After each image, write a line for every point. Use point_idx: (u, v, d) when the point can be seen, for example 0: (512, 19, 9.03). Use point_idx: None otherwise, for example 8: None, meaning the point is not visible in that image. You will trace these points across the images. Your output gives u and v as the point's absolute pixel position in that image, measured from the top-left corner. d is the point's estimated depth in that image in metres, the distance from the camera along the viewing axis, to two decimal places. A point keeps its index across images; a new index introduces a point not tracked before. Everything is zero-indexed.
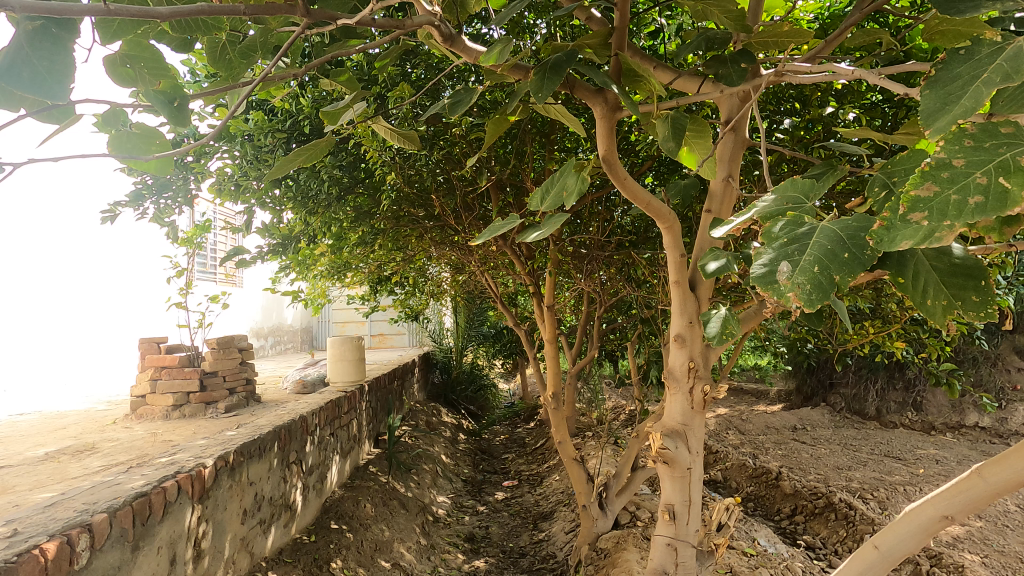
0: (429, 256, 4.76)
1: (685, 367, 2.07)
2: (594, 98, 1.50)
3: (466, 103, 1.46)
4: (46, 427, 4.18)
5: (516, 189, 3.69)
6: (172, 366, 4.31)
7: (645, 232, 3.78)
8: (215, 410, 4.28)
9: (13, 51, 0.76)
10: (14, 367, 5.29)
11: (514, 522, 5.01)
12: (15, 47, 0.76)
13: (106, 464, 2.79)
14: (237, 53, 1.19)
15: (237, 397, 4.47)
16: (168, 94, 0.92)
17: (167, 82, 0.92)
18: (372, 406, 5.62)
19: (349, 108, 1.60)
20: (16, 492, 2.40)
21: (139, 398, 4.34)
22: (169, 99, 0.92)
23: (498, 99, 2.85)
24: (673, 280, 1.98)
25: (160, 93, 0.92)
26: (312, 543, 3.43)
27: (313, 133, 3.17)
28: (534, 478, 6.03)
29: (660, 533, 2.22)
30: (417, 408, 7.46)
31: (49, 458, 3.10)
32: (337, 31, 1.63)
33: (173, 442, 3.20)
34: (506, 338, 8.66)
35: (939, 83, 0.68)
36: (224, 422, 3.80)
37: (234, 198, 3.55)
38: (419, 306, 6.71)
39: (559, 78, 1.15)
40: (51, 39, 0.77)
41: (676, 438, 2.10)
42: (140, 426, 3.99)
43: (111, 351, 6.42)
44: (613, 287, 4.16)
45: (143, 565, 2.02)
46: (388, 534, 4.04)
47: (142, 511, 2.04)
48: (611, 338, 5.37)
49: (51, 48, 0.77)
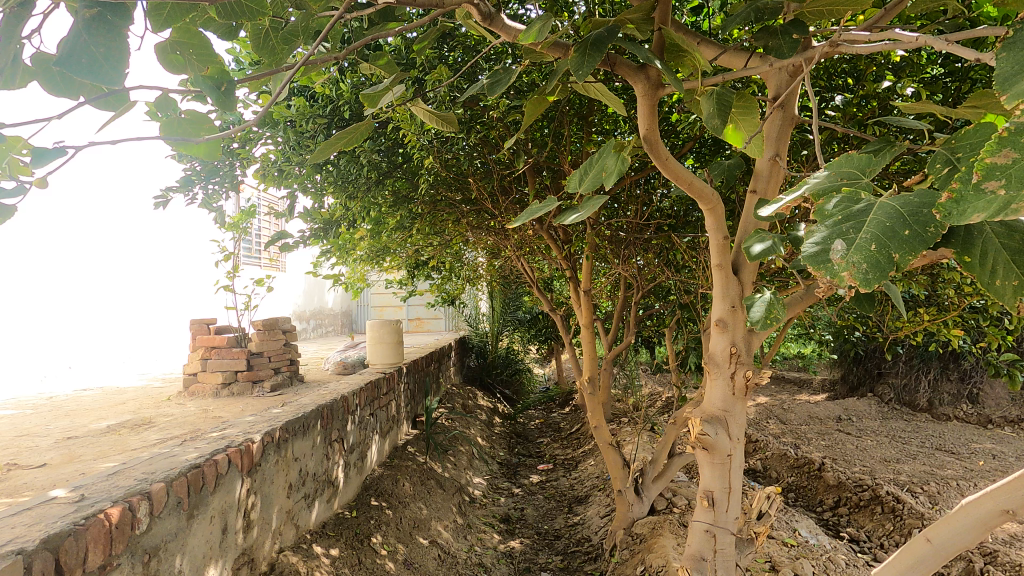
0: (466, 241, 4.78)
1: (726, 352, 2.02)
2: (635, 74, 1.46)
3: (504, 83, 1.43)
4: (107, 401, 4.43)
5: (554, 172, 3.66)
6: (221, 346, 4.50)
7: (684, 216, 3.70)
8: (261, 389, 4.44)
9: (71, 39, 0.78)
10: (77, 345, 5.60)
11: (549, 505, 5.04)
12: (73, 35, 0.78)
13: (162, 438, 2.94)
14: (280, 39, 1.19)
15: (281, 376, 4.63)
16: (216, 80, 0.96)
17: (214, 68, 0.94)
18: (410, 388, 5.72)
19: (388, 92, 1.60)
20: (83, 461, 2.57)
21: (191, 376, 4.54)
22: (216, 85, 0.96)
23: (535, 81, 2.82)
24: (715, 264, 1.94)
25: (208, 79, 0.95)
26: (353, 519, 3.54)
27: (353, 119, 3.20)
28: (569, 462, 6.04)
29: (698, 519, 2.20)
30: (453, 391, 7.55)
31: (111, 431, 3.29)
32: (377, 14, 1.62)
33: (223, 418, 3.35)
34: (542, 324, 8.64)
35: (1018, 45, 0.62)
36: (270, 401, 3.94)
37: (278, 182, 3.64)
38: (455, 291, 6.77)
39: (600, 55, 1.12)
40: (105, 24, 0.79)
41: (716, 425, 2.05)
42: (193, 403, 4.18)
43: (163, 331, 6.73)
44: (652, 273, 4.09)
45: (197, 533, 2.13)
46: (426, 513, 4.14)
47: (196, 482, 2.13)
48: (648, 324, 5.30)
49: (105, 34, 0.79)
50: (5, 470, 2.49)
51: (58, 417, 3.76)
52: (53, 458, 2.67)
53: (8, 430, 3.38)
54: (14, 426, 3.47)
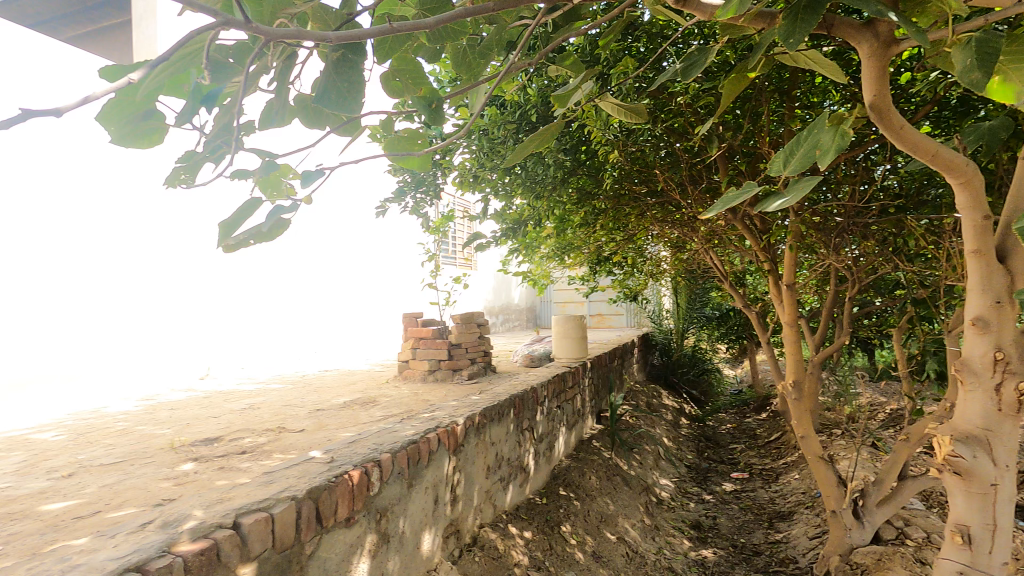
0: (650, 235, 4.65)
1: (989, 359, 1.64)
2: (860, 34, 1.25)
3: (699, 65, 1.36)
4: (343, 381, 5.28)
5: (749, 155, 3.36)
6: (427, 337, 5.05)
7: (919, 194, 3.11)
8: (460, 377, 4.88)
9: (324, 80, 0.94)
10: (319, 332, 6.79)
11: (745, 517, 4.66)
12: (326, 76, 0.94)
13: (385, 415, 3.41)
14: (475, 55, 1.27)
15: (477, 366, 5.03)
16: (427, 100, 1.03)
17: (428, 89, 1.05)
18: (594, 383, 5.76)
19: (577, 90, 1.62)
20: (329, 430, 3.10)
21: (404, 363, 5.18)
22: (429, 103, 1.04)
23: (730, 59, 2.62)
24: (972, 250, 1.59)
25: (422, 99, 1.04)
26: (544, 505, 3.70)
27: (540, 121, 3.33)
28: (769, 473, 5.51)
29: (949, 557, 1.83)
30: (637, 389, 7.42)
31: (347, 406, 3.92)
32: (562, 19, 1.66)
33: (431, 401, 3.77)
34: (733, 321, 8.02)
35: None
36: (468, 388, 4.32)
37: (473, 187, 3.96)
38: (638, 286, 6.63)
39: (817, 16, 0.98)
40: (348, 64, 0.94)
41: (974, 446, 1.68)
42: (406, 386, 4.77)
43: (381, 323, 7.79)
44: (874, 263, 3.52)
45: (415, 500, 2.41)
46: (613, 509, 4.14)
47: (413, 455, 2.41)
48: (867, 323, 4.57)
49: (348, 70, 0.94)
50: (277, 432, 3.11)
51: (309, 392, 4.59)
52: (308, 425, 3.27)
53: (277, 400, 4.23)
54: (281, 397, 4.34)
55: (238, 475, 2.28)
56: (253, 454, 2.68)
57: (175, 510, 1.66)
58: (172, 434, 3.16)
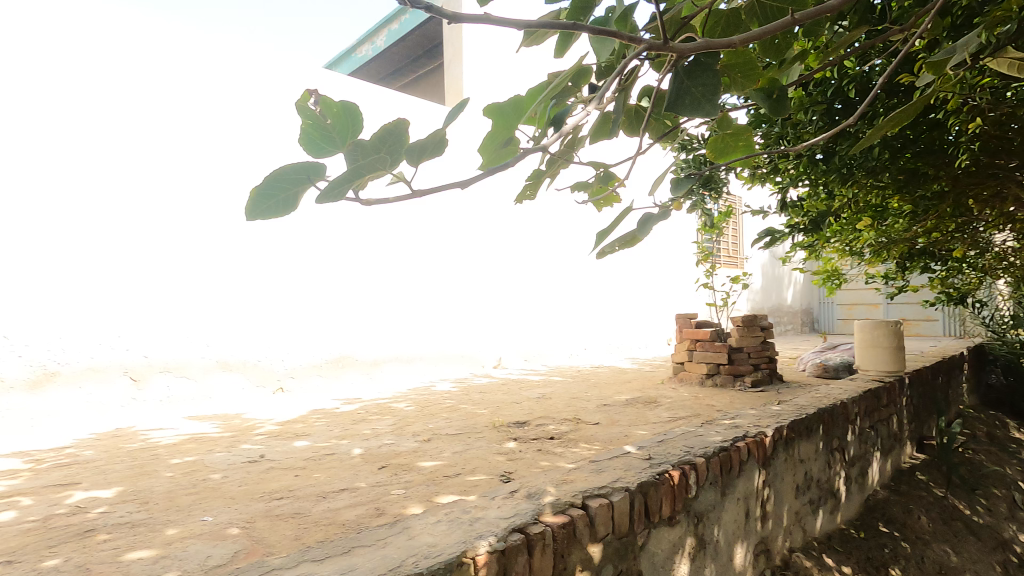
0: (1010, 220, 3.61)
1: None
2: None
3: None
4: (616, 378, 5.43)
5: None
6: (704, 339, 4.86)
7: None
8: (743, 383, 4.54)
9: (676, 88, 0.93)
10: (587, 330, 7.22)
11: None
12: (678, 83, 0.93)
13: (674, 417, 3.36)
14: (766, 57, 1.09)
15: (762, 373, 4.62)
16: (766, 91, 1.30)
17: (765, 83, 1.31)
18: (913, 403, 4.75)
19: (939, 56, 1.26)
20: (623, 426, 3.20)
21: (678, 365, 5.06)
22: (767, 94, 1.30)
23: None
24: None
25: (761, 92, 1.30)
26: (861, 540, 3.19)
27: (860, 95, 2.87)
28: None
29: None
30: (970, 414, 5.89)
31: (630, 403, 4.00)
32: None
33: (719, 408, 3.58)
34: None
35: None
36: (757, 397, 3.99)
37: (765, 179, 3.63)
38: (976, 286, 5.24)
39: None
40: (700, 66, 0.91)
41: None
42: (683, 388, 4.65)
43: (641, 321, 7.92)
44: None
45: (729, 510, 2.31)
46: (956, 562, 3.35)
47: (725, 464, 2.28)
48: None
49: (701, 73, 0.91)
50: (576, 422, 3.34)
51: (590, 386, 4.83)
52: (602, 419, 3.43)
53: (564, 392, 4.56)
54: (567, 389, 4.66)
55: (559, 459, 2.50)
56: (563, 440, 2.92)
57: (530, 484, 1.90)
58: (489, 414, 3.65)
